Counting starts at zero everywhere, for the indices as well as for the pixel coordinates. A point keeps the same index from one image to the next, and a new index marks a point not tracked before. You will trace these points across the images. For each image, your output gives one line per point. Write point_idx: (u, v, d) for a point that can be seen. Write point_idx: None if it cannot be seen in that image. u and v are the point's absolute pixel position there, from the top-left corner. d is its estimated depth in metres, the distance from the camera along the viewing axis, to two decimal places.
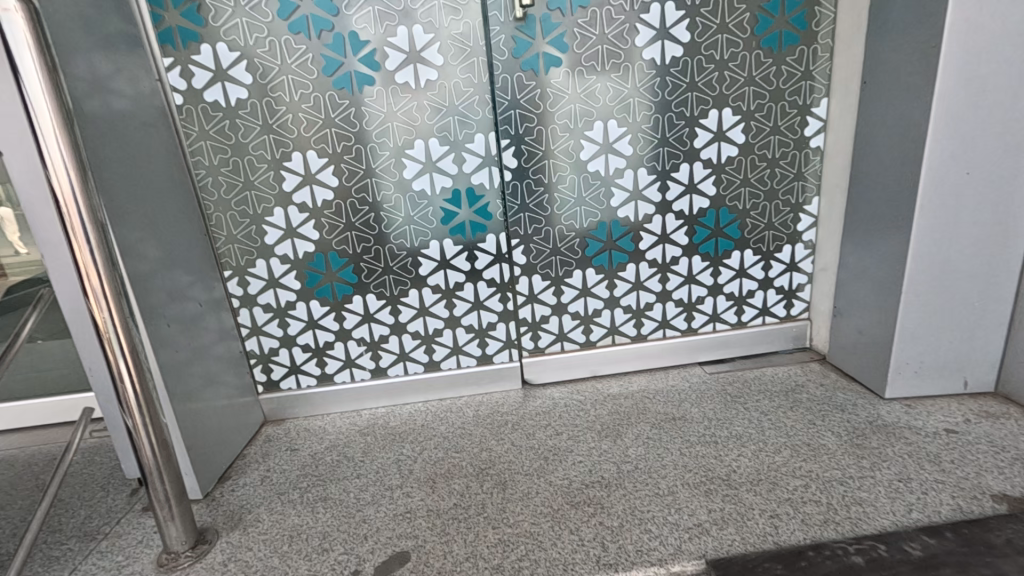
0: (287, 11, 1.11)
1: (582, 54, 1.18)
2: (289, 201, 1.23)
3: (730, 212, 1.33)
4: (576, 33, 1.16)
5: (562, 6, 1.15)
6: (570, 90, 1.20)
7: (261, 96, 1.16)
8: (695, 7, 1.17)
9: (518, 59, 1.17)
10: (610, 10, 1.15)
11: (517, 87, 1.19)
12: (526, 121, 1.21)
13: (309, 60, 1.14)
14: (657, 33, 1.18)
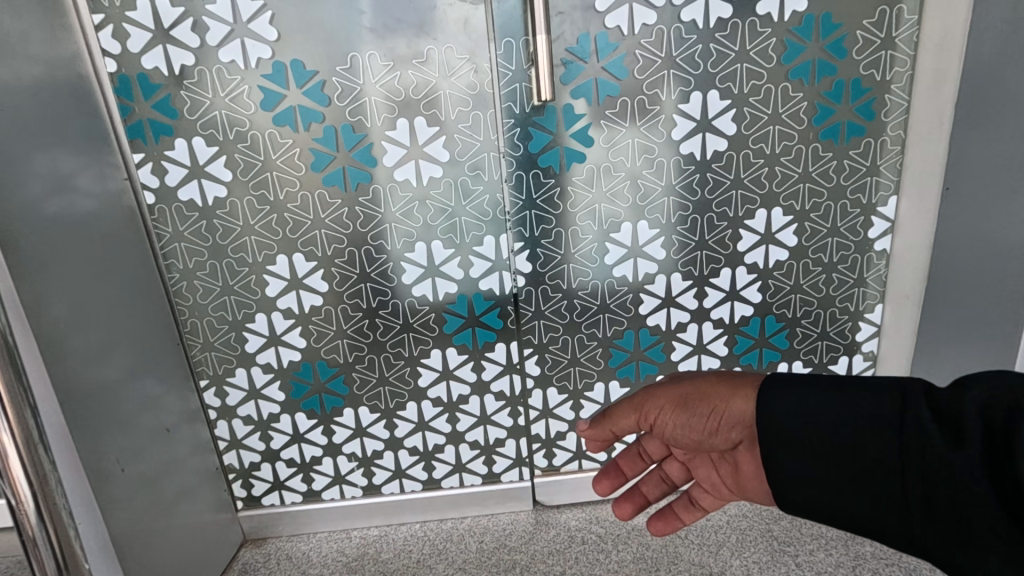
0: (271, 102, 0.97)
1: (609, 149, 1.02)
2: (273, 306, 1.09)
3: (777, 320, 1.15)
4: (602, 125, 1.01)
5: (587, 94, 0.99)
6: (594, 189, 1.04)
7: (242, 194, 1.02)
8: (742, 96, 1.00)
9: (535, 155, 1.02)
10: (642, 100, 0.99)
11: (533, 185, 1.03)
12: (542, 222, 1.06)
13: (296, 155, 1.00)
14: (697, 124, 1.01)
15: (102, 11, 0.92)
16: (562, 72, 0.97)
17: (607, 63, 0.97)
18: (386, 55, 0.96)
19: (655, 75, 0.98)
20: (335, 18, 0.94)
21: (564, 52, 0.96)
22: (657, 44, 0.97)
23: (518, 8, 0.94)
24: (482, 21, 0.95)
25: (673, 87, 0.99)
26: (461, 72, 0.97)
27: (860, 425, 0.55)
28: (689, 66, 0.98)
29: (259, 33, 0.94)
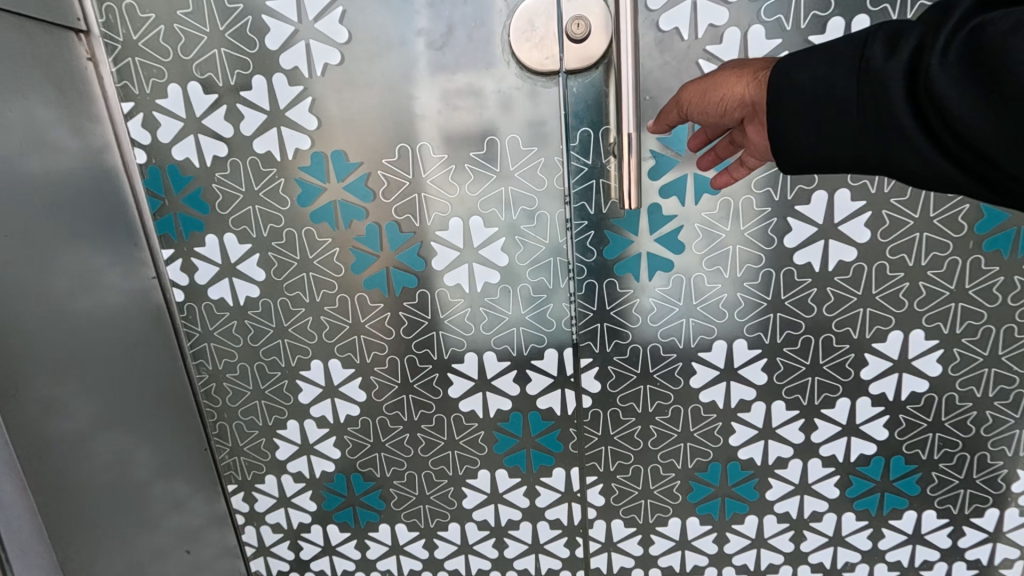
0: (310, 197, 0.85)
1: (702, 256, 0.83)
2: (306, 414, 0.98)
3: (906, 462, 0.92)
4: (697, 229, 0.82)
5: (681, 193, 0.81)
6: (682, 301, 0.86)
7: (275, 294, 0.91)
8: (882, 197, 0.79)
9: (612, 262, 0.84)
10: (750, 200, 0.80)
11: (606, 295, 0.86)
12: (616, 336, 0.88)
13: (335, 255, 0.88)
14: (819, 229, 0.81)
15: (131, 99, 0.83)
16: (649, 166, 0.80)
17: (707, 156, 0.79)
18: (439, 146, 0.82)
19: (768, 172, 0.79)
20: (383, 106, 0.81)
21: (654, 143, 0.79)
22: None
23: (598, 92, 0.77)
24: (554, 106, 0.79)
25: (790, 185, 0.79)
26: (526, 165, 0.81)
27: (838, 80, 0.58)
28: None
29: (297, 121, 0.82)
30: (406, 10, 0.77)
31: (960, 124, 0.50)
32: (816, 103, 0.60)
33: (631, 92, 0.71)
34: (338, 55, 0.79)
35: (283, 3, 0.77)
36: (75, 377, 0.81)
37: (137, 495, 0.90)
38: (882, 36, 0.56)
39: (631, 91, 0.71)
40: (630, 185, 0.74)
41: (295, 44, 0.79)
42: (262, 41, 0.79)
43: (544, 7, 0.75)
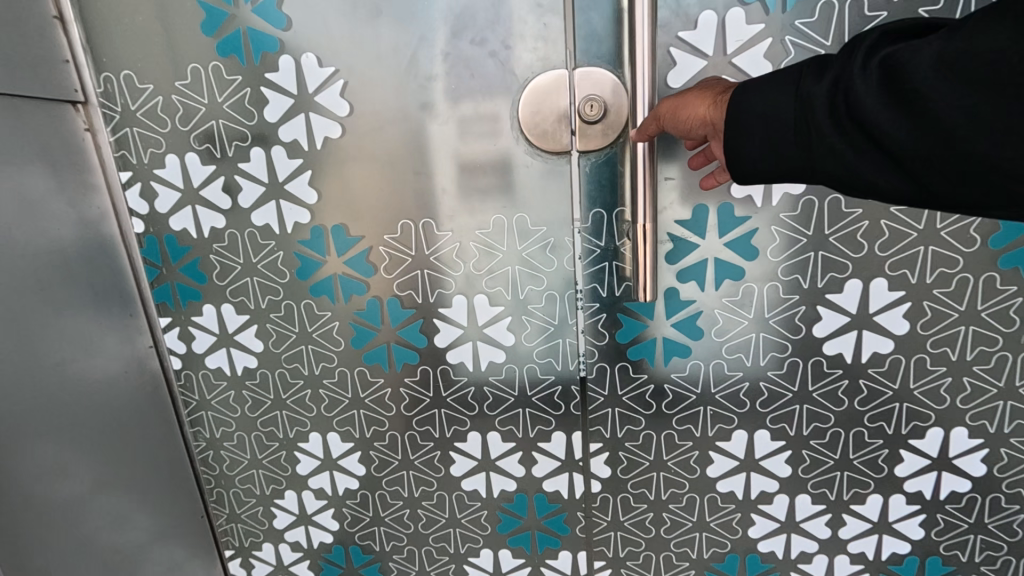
0: (309, 271, 0.82)
1: (723, 342, 0.78)
2: (304, 485, 0.94)
3: (944, 563, 0.85)
4: (717, 315, 0.77)
5: (701, 278, 0.76)
6: (700, 388, 0.80)
7: (274, 366, 0.88)
8: (924, 288, 0.73)
9: (624, 346, 0.79)
10: (776, 288, 0.74)
11: (618, 380, 0.81)
12: (629, 422, 0.83)
13: (335, 329, 0.84)
14: (852, 320, 0.75)
15: (129, 169, 0.81)
16: (667, 249, 0.75)
17: (729, 241, 0.74)
18: (444, 222, 0.78)
19: (796, 259, 0.73)
20: (387, 181, 0.77)
21: (671, 226, 0.74)
22: (803, 221, 0.72)
23: (613, 171, 0.73)
24: (565, 185, 0.74)
25: (821, 273, 0.73)
26: (535, 244, 0.77)
27: (780, 108, 0.54)
28: (847, 249, 0.72)
29: (296, 195, 0.78)
30: (413, 84, 0.73)
31: (902, 150, 0.47)
32: (762, 129, 0.55)
33: (647, 179, 0.67)
34: (339, 128, 0.75)
35: (283, 74, 0.74)
36: (59, 454, 0.79)
37: (133, 563, 0.90)
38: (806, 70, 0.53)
39: (647, 176, 0.67)
40: (645, 274, 0.70)
41: (294, 117, 0.75)
42: (261, 112, 0.76)
43: (557, 83, 0.70)
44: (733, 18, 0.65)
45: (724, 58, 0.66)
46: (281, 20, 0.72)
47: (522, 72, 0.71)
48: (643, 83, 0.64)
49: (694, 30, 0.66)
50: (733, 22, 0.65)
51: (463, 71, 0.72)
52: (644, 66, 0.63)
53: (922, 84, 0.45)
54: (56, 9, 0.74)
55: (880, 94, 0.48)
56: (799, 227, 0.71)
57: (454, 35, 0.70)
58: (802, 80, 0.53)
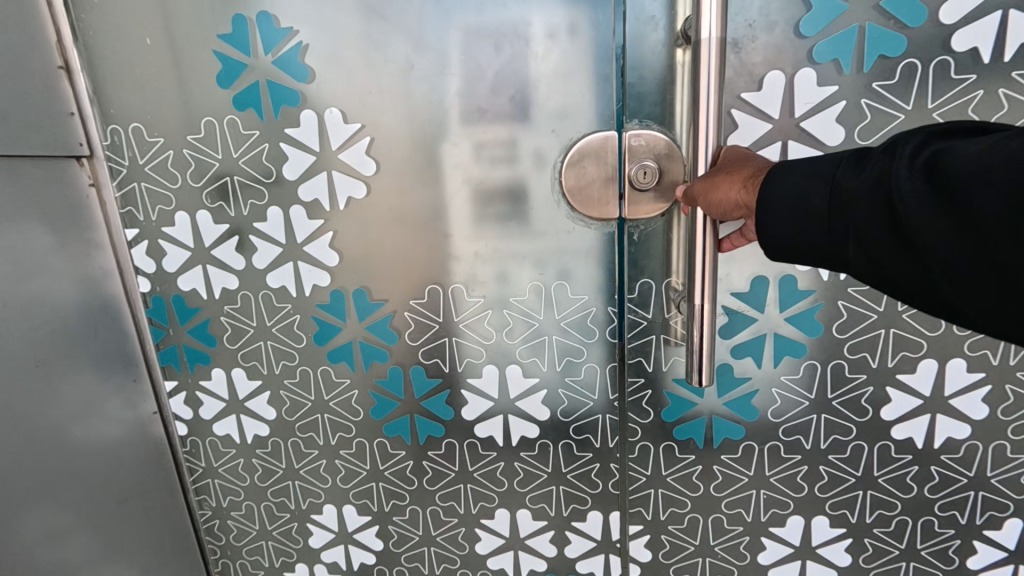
0: (327, 336, 0.76)
1: (779, 423, 0.74)
2: (316, 558, 0.88)
3: None
4: (775, 394, 0.73)
5: (758, 355, 0.72)
6: (753, 470, 0.76)
7: (287, 435, 0.81)
8: (1006, 370, 0.69)
9: (670, 424, 0.74)
10: (840, 366, 0.71)
11: (662, 458, 0.76)
12: (672, 503, 0.78)
13: (354, 398, 0.78)
14: (926, 403, 0.71)
15: (136, 226, 0.75)
16: (722, 323, 0.71)
17: (790, 316, 0.70)
18: (477, 290, 0.72)
19: (863, 335, 0.69)
20: (414, 243, 0.71)
21: (727, 299, 0.70)
22: (873, 295, 0.68)
23: (662, 239, 0.67)
24: (610, 252, 0.69)
25: (891, 352, 0.70)
26: (574, 312, 0.71)
27: (809, 190, 0.50)
28: (922, 326, 0.68)
29: (316, 257, 0.73)
30: (448, 141, 0.67)
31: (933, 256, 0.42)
32: (791, 210, 0.50)
33: (706, 259, 0.60)
34: (364, 188, 0.69)
35: (305, 130, 0.68)
36: (55, 529, 0.72)
37: None
38: (848, 158, 0.48)
39: (706, 253, 0.60)
40: (695, 359, 0.63)
41: (315, 175, 0.70)
42: (279, 170, 0.70)
43: (605, 145, 0.65)
44: (801, 79, 0.65)
45: (790, 119, 0.66)
46: (303, 72, 0.66)
47: (568, 131, 0.65)
48: (706, 152, 0.58)
49: (759, 91, 0.66)
50: (802, 84, 0.65)
51: (505, 129, 0.66)
52: (708, 133, 0.58)
53: (972, 174, 0.40)
54: (61, 59, 0.69)
55: (927, 185, 0.42)
56: (874, 304, 0.67)
57: (496, 92, 0.65)
58: (843, 162, 0.49)
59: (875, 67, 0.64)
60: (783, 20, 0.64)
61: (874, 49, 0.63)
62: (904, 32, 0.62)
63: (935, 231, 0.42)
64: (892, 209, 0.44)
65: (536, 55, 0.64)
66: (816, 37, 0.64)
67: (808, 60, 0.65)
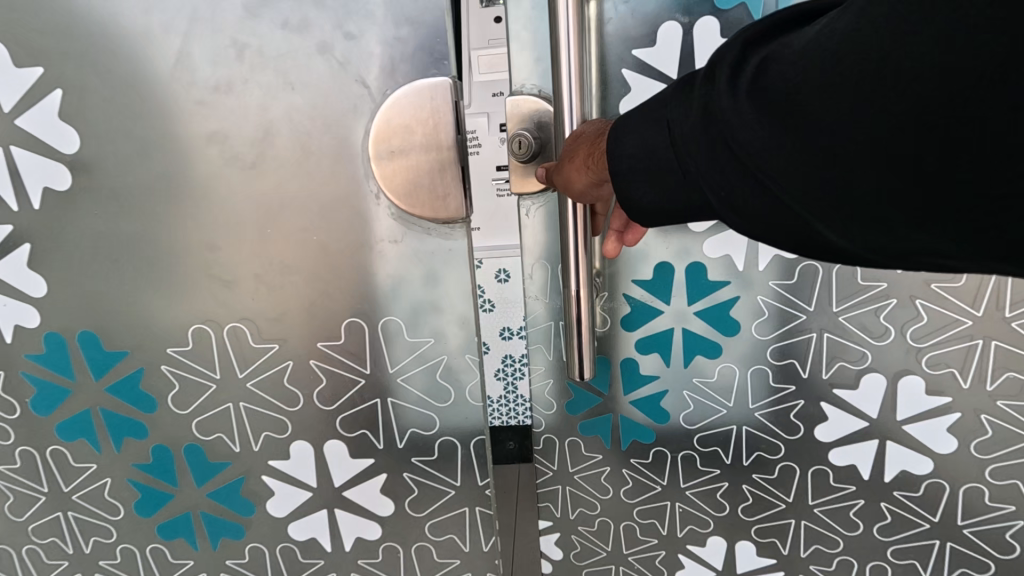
0: (52, 404, 0.50)
1: (694, 432, 0.57)
2: None
3: None
4: (686, 399, 0.56)
5: (667, 352, 0.54)
6: (667, 479, 0.59)
7: (20, 541, 0.55)
8: (981, 395, 0.51)
9: (571, 419, 0.58)
10: (763, 373, 0.54)
11: (565, 455, 0.60)
12: (581, 503, 0.61)
13: (107, 489, 0.52)
14: (873, 424, 0.54)
15: None
16: (622, 313, 0.53)
17: (701, 311, 0.52)
18: (261, 325, 0.46)
19: (793, 339, 0.52)
20: (155, 253, 0.45)
21: (616, 279, 0.52)
22: (802, 292, 0.50)
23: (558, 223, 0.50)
24: (462, 273, 0.44)
25: (826, 362, 0.52)
26: (415, 365, 0.47)
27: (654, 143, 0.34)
28: (865, 333, 0.51)
29: (12, 285, 0.46)
30: (184, 92, 0.41)
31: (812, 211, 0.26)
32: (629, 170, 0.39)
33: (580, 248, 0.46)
34: (70, 175, 0.43)
35: None
36: None
37: None
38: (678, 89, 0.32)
39: (580, 238, 0.46)
40: (584, 346, 0.49)
41: None
42: None
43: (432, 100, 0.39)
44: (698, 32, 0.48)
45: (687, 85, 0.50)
46: None
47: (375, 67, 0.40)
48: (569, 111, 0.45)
49: (653, 47, 0.49)
50: (704, 35, 0.48)
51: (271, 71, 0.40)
52: (570, 81, 0.43)
53: (828, 77, 0.24)
54: None
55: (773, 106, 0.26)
56: (799, 302, 0.50)
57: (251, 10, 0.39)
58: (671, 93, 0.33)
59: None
60: None
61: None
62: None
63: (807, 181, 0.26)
64: (744, 163, 0.27)
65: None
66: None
67: (709, 5, 0.47)
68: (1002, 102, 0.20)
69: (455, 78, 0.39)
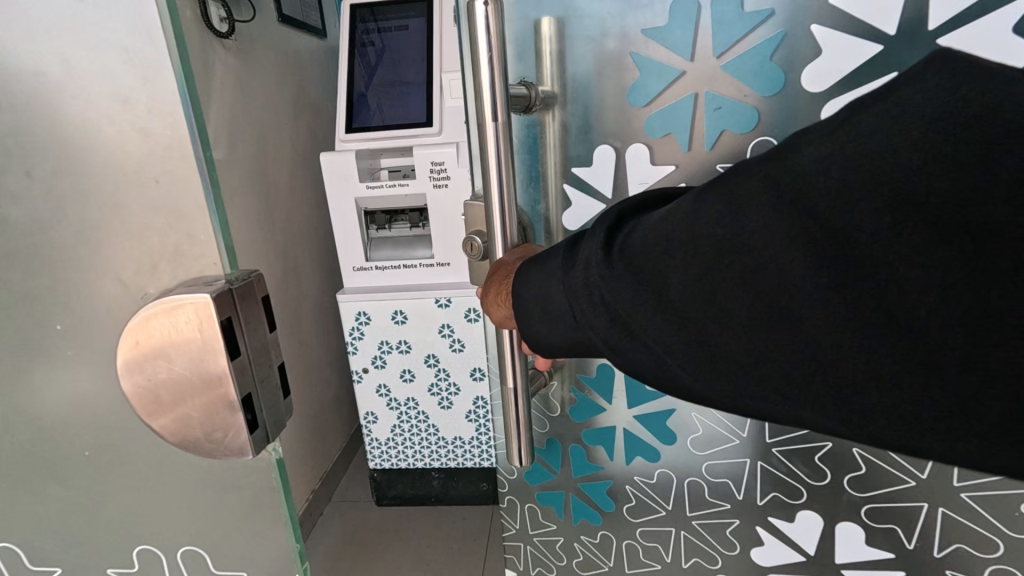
0: None
1: (637, 522, 0.83)
2: None
3: None
4: (631, 490, 0.81)
5: (611, 447, 0.79)
6: (611, 559, 0.86)
7: None
8: (915, 557, 0.72)
9: (531, 487, 0.86)
10: (698, 483, 0.78)
11: (528, 518, 0.88)
12: (539, 565, 0.90)
13: None
14: (810, 559, 0.77)
15: None
16: (572, 404, 0.79)
17: (638, 413, 0.76)
18: (89, 515, 0.36)
19: (723, 462, 0.76)
20: None
21: (578, 383, 0.77)
22: (739, 422, 0.73)
23: (499, 341, 0.63)
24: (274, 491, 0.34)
25: (762, 490, 0.76)
26: None
27: (551, 292, 0.54)
28: (808, 475, 0.73)
29: None
30: None
31: (672, 343, 0.45)
32: (544, 318, 0.56)
33: (515, 362, 0.63)
34: None
35: None
36: None
37: None
38: (589, 238, 0.51)
39: (514, 349, 0.63)
40: (518, 442, 0.65)
41: None
42: None
43: (179, 327, 0.29)
44: (630, 154, 0.62)
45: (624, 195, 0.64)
46: None
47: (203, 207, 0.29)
48: (502, 222, 0.59)
49: (590, 167, 0.63)
50: (635, 159, 0.62)
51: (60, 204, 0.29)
52: (503, 199, 0.58)
53: (668, 252, 0.44)
54: None
55: (638, 270, 0.46)
56: (734, 428, 0.73)
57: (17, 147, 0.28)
58: (561, 248, 0.54)
59: (719, 141, 0.60)
60: (613, 87, 0.60)
61: (716, 119, 0.59)
62: (757, 102, 0.57)
63: (662, 321, 0.45)
64: (623, 314, 0.47)
65: (110, 31, 0.26)
66: (647, 102, 0.59)
67: (639, 135, 0.61)
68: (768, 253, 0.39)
69: (229, 284, 0.29)
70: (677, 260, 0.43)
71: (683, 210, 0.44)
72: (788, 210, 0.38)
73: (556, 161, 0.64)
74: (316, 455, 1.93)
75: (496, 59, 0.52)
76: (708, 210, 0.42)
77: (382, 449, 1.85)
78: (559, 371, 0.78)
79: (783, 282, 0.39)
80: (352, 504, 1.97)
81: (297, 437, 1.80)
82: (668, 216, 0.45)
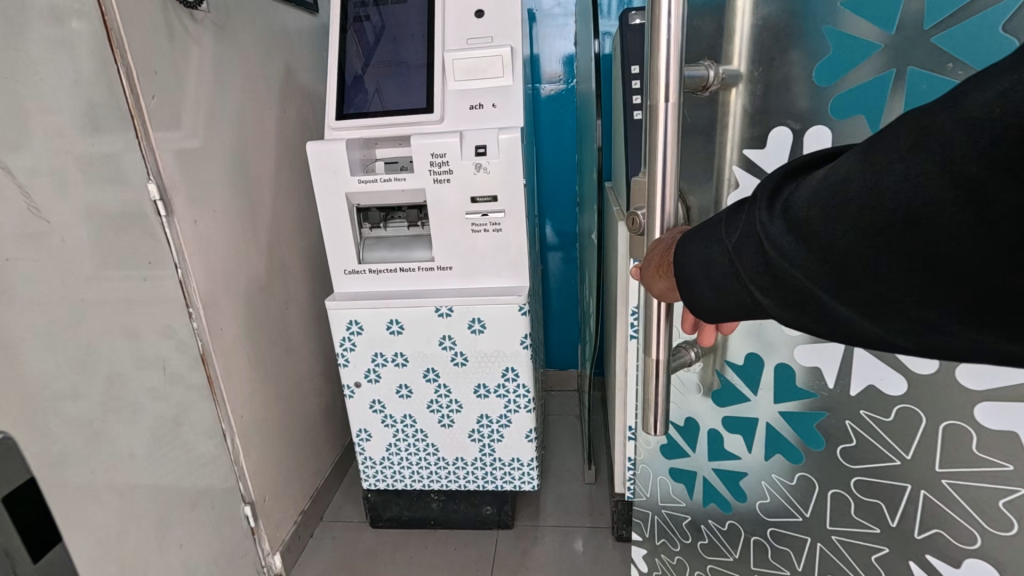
0: None
1: (768, 521, 0.82)
2: None
3: None
4: (765, 487, 0.80)
5: (750, 438, 0.80)
6: (737, 552, 0.87)
7: None
8: None
9: (667, 461, 0.92)
10: (842, 497, 0.72)
11: (659, 489, 0.96)
12: (665, 537, 0.98)
13: None
14: None
15: None
16: (716, 388, 0.81)
17: (784, 410, 0.75)
18: None
19: (889, 481, 0.67)
20: None
21: (725, 369, 0.79)
22: (904, 440, 0.64)
23: (650, 312, 0.63)
24: None
25: (920, 524, 0.66)
26: None
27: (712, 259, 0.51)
28: (991, 522, 0.59)
29: None
30: None
31: (839, 298, 0.41)
32: (706, 282, 0.52)
33: (663, 330, 0.63)
34: None
35: None
36: None
37: None
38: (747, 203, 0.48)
39: (664, 320, 0.62)
40: (657, 410, 0.65)
41: None
42: None
43: None
44: (812, 136, 0.61)
45: None
46: None
47: None
48: (663, 198, 0.57)
49: (763, 148, 0.64)
50: (813, 140, 0.61)
51: None
52: (666, 179, 0.57)
53: (831, 208, 0.40)
54: None
55: (802, 230, 0.42)
56: (895, 447, 0.65)
57: None
58: (721, 216, 0.52)
59: None
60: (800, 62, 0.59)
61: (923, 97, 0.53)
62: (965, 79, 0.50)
63: (827, 278, 0.41)
64: (784, 273, 0.43)
65: None
66: (842, 79, 0.57)
67: (819, 116, 0.60)
68: (938, 200, 0.34)
69: None
70: (839, 217, 0.39)
71: (850, 161, 0.39)
72: (955, 149, 0.33)
73: (730, 140, 0.65)
74: (307, 471, 1.78)
75: (674, 31, 0.52)
76: (877, 163, 0.37)
77: (377, 468, 1.69)
78: (709, 354, 0.80)
79: (953, 235, 0.34)
80: (347, 524, 1.82)
81: (286, 452, 1.65)
82: (829, 173, 0.41)
